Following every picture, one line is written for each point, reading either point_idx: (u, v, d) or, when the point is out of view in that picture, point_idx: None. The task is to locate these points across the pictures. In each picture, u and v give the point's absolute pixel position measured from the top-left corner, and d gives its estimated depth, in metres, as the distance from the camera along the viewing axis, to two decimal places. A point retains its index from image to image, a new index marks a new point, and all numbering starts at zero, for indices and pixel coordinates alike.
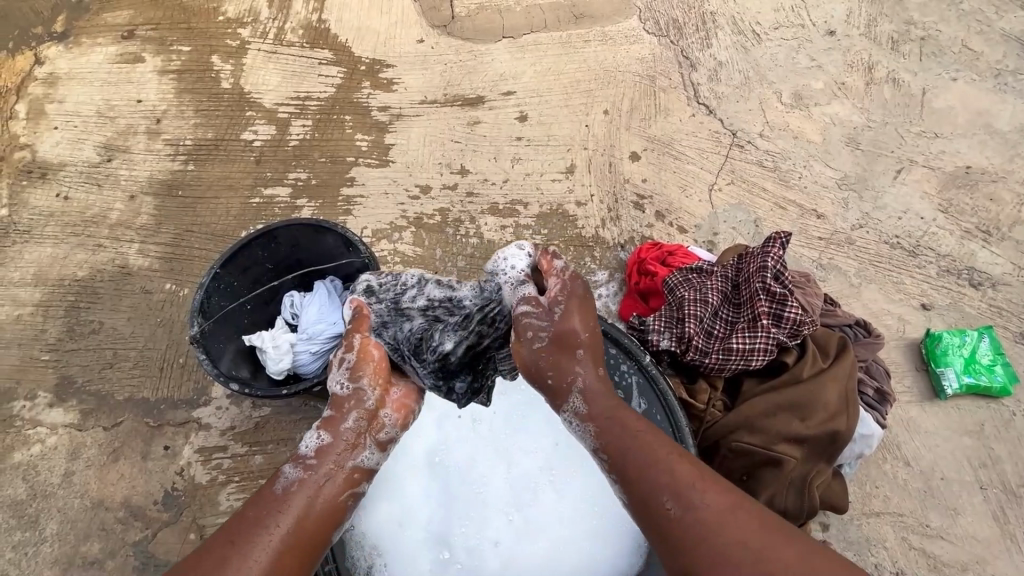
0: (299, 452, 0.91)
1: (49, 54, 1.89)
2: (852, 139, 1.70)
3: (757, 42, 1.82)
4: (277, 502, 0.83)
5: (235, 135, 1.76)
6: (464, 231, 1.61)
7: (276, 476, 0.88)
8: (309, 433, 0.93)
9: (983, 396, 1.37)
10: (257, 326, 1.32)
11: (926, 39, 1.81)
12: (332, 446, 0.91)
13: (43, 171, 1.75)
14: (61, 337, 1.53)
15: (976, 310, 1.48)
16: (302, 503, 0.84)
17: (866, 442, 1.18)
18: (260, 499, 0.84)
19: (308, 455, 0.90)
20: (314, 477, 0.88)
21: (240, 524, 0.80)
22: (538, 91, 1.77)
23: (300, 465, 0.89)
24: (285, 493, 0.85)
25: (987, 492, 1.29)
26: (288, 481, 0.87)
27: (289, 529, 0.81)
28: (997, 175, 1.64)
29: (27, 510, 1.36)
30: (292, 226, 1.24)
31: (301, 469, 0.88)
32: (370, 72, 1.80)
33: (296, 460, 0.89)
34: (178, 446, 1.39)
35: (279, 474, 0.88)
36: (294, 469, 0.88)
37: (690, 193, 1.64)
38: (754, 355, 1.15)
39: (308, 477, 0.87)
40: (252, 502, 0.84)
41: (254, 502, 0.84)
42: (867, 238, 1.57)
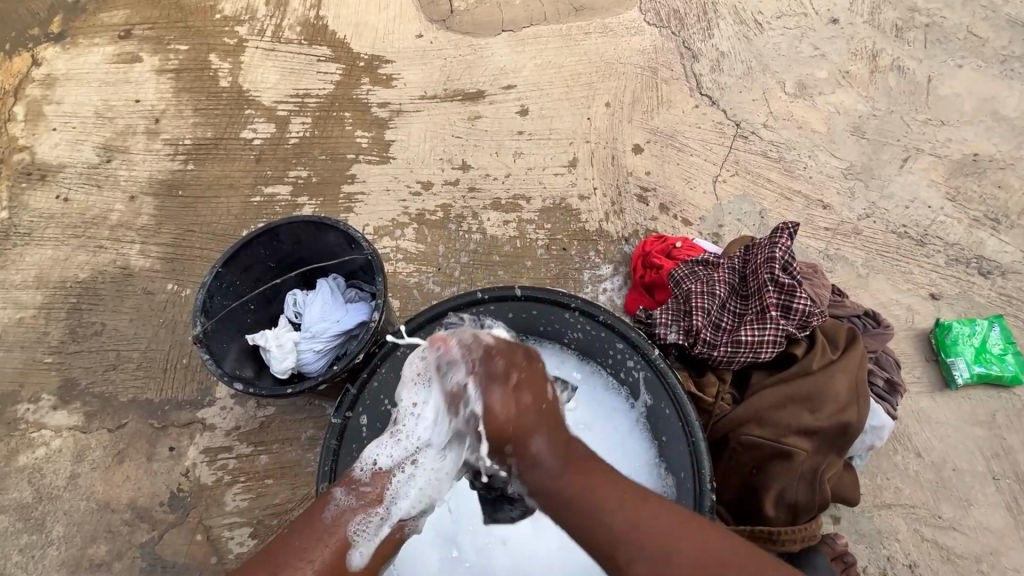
0: (354, 474, 0.90)
1: (46, 55, 1.88)
2: (857, 128, 1.68)
3: (760, 32, 1.80)
4: (324, 529, 0.83)
5: (234, 134, 1.74)
6: (467, 226, 1.59)
7: (326, 500, 0.87)
8: (368, 455, 0.91)
9: (994, 386, 1.35)
10: (260, 325, 1.31)
11: (930, 26, 1.79)
12: (384, 474, 0.89)
13: (42, 173, 1.74)
14: (64, 339, 1.53)
15: (986, 299, 1.46)
16: (347, 537, 0.83)
17: (877, 433, 1.16)
18: (307, 523, 0.84)
19: (362, 482, 0.88)
20: (362, 508, 0.86)
21: (284, 549, 0.80)
22: (539, 85, 1.75)
23: (353, 491, 0.88)
24: (332, 522, 0.84)
25: (1000, 483, 1.27)
26: (337, 508, 0.86)
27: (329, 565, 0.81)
28: (1005, 162, 1.62)
29: (33, 513, 1.35)
30: (294, 224, 1.23)
31: (353, 497, 0.87)
32: (369, 68, 1.79)
33: (348, 486, 0.88)
34: (183, 447, 1.39)
35: (329, 497, 0.87)
36: (345, 494, 0.87)
37: (695, 185, 1.62)
38: (763, 348, 1.14)
39: (358, 506, 0.86)
40: (296, 529, 0.84)
41: (297, 528, 0.84)
42: (874, 227, 1.55)
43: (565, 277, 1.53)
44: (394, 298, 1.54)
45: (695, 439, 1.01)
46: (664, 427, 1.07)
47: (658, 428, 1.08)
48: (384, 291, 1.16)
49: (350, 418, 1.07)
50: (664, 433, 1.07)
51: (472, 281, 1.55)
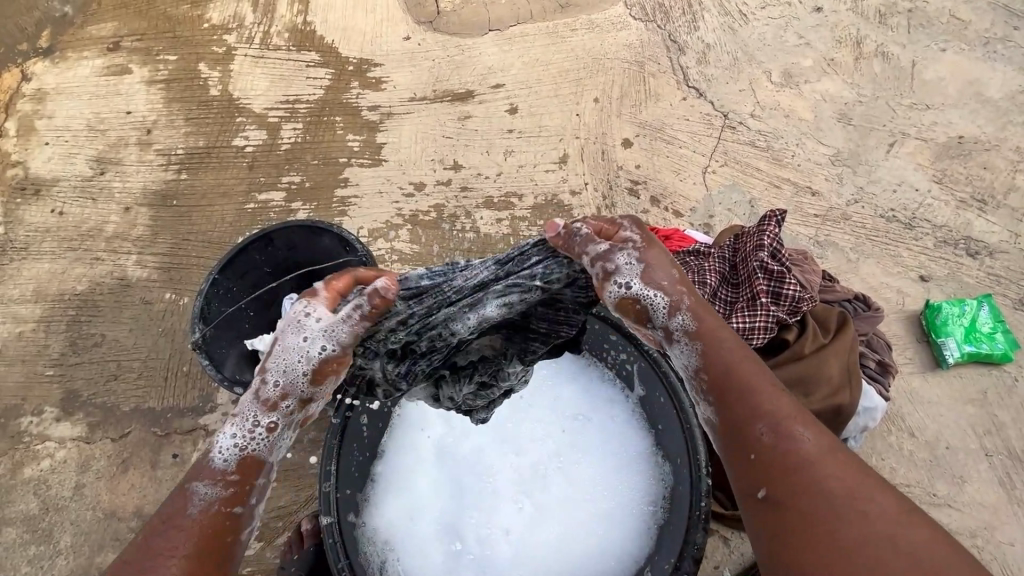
0: (212, 461, 0.73)
1: (36, 70, 1.89)
2: (843, 115, 1.70)
3: (745, 22, 1.82)
4: (190, 527, 0.70)
5: (226, 142, 1.75)
6: (460, 226, 1.61)
7: (185, 495, 0.71)
8: (226, 437, 0.74)
9: (984, 363, 1.37)
10: (258, 330, 1.33)
11: (913, 11, 1.81)
12: (254, 456, 0.74)
13: (37, 188, 1.75)
14: (64, 351, 1.54)
15: (974, 279, 1.48)
16: (223, 526, 0.72)
17: (870, 415, 1.18)
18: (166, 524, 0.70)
19: (227, 472, 0.73)
20: (230, 496, 0.73)
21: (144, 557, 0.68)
22: (528, 82, 1.76)
23: (220, 482, 0.72)
24: (202, 516, 0.71)
25: (992, 459, 1.29)
26: (204, 501, 0.71)
27: (203, 554, 0.70)
28: (990, 143, 1.64)
29: (41, 524, 1.37)
30: (289, 228, 1.25)
31: (219, 486, 0.72)
32: (358, 72, 1.80)
33: (213, 477, 0.72)
34: (187, 454, 1.40)
35: (189, 491, 0.72)
36: (210, 486, 0.72)
37: (684, 176, 1.64)
38: (754, 335, 1.16)
39: (226, 493, 0.73)
40: (155, 533, 0.70)
41: (158, 530, 0.70)
42: (863, 212, 1.57)
43: None
44: None
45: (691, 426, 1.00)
46: (659, 414, 1.08)
47: (653, 415, 1.09)
48: None
49: (350, 417, 1.03)
50: (659, 420, 1.08)
51: None
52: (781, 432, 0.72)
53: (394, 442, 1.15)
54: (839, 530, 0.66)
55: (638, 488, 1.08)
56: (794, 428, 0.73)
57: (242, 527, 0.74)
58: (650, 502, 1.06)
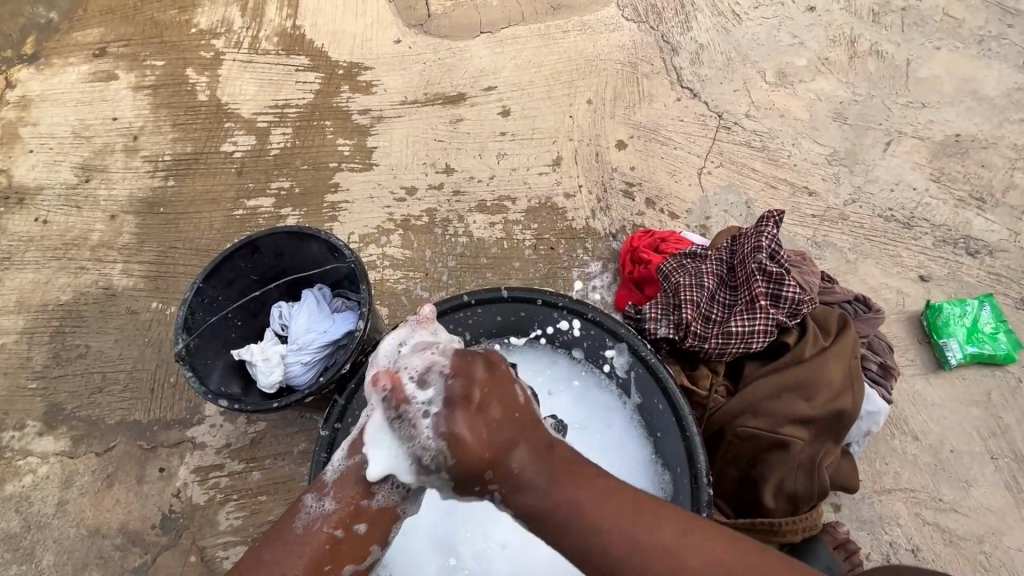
0: (324, 478, 0.87)
1: (20, 77, 1.86)
2: (839, 115, 1.68)
3: (738, 22, 1.80)
4: (299, 540, 0.80)
5: (214, 148, 1.72)
6: (453, 230, 1.58)
7: (298, 506, 0.83)
8: (338, 455, 0.89)
9: (987, 364, 1.35)
10: (246, 339, 1.29)
11: (907, 10, 1.80)
12: (359, 471, 0.85)
13: (20, 196, 1.71)
14: (48, 363, 1.50)
15: (975, 279, 1.46)
16: (327, 544, 0.81)
17: (874, 418, 1.15)
18: (280, 531, 0.81)
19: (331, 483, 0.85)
20: (338, 510, 0.82)
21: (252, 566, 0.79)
22: (520, 84, 1.74)
23: (325, 497, 0.84)
24: (306, 533, 0.81)
25: (998, 462, 1.27)
26: (310, 516, 0.82)
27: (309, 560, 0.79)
28: (987, 141, 1.63)
29: (22, 542, 1.33)
30: (275, 235, 1.21)
31: (327, 502, 0.83)
32: (348, 75, 1.77)
33: (319, 492, 0.84)
34: (174, 467, 1.36)
35: (301, 503, 0.83)
36: (317, 500, 0.84)
37: (680, 177, 1.61)
38: (754, 338, 1.13)
39: (334, 505, 0.83)
40: (269, 540, 0.81)
41: (274, 536, 0.82)
42: (861, 212, 1.55)
43: (554, 276, 1.52)
44: (381, 306, 1.52)
45: (691, 434, 1.01)
46: (659, 423, 1.06)
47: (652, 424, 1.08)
48: (370, 299, 1.15)
49: (339, 429, 1.06)
50: (659, 428, 1.06)
51: (461, 285, 1.53)
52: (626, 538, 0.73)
53: None
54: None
55: None
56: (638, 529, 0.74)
57: (343, 558, 0.82)
58: None
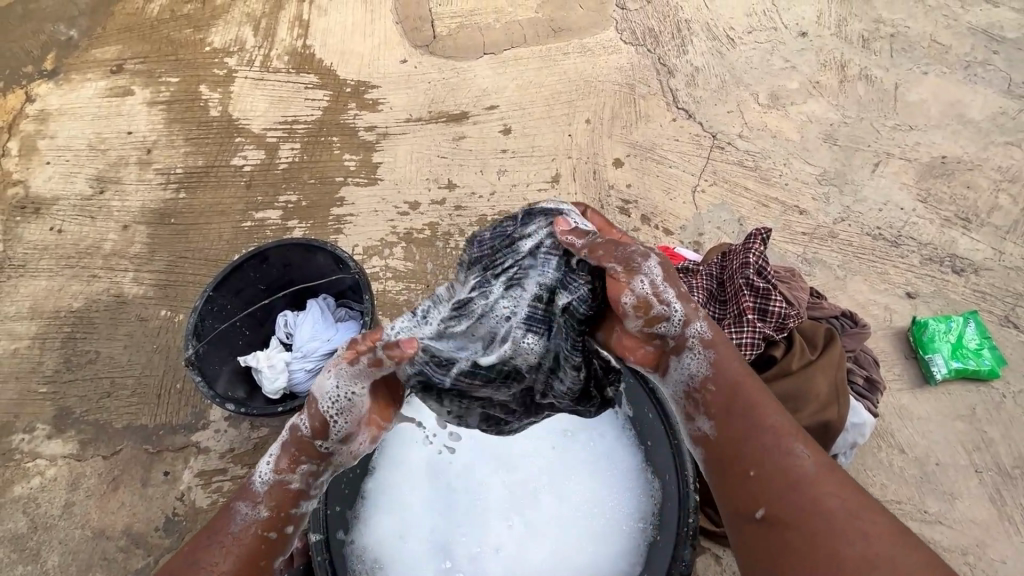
0: (252, 485, 0.78)
1: (40, 92, 1.93)
2: (829, 136, 1.74)
3: (732, 46, 1.87)
4: (231, 544, 0.74)
5: (225, 161, 1.79)
6: (454, 243, 1.63)
7: (230, 511, 0.76)
8: (265, 464, 0.79)
9: (971, 380, 1.39)
10: (252, 347, 1.33)
11: (895, 36, 1.87)
12: (286, 490, 0.77)
13: (36, 206, 1.77)
14: (58, 368, 1.54)
15: (961, 296, 1.50)
16: (258, 550, 0.76)
17: (859, 430, 1.18)
18: (208, 539, 0.75)
19: (260, 493, 0.77)
20: (270, 520, 0.76)
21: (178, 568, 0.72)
22: (521, 104, 1.81)
23: (258, 506, 0.76)
24: (242, 535, 0.75)
25: (982, 475, 1.30)
26: (243, 523, 0.76)
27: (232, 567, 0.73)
28: (973, 163, 1.68)
29: (28, 543, 1.36)
30: (284, 246, 1.27)
31: (259, 509, 0.76)
32: (356, 94, 1.84)
33: (251, 499, 0.76)
34: (178, 471, 1.40)
35: (232, 509, 0.76)
36: (252, 507, 0.76)
37: (674, 195, 1.66)
38: (742, 351, 1.17)
39: (266, 516, 0.76)
40: (196, 545, 0.74)
41: (202, 539, 0.75)
42: (850, 230, 1.59)
43: None
44: (384, 316, 1.56)
45: (679, 441, 1.02)
46: (648, 432, 1.09)
47: (643, 433, 1.10)
48: (373, 309, 1.19)
49: None
50: (650, 437, 1.09)
51: None
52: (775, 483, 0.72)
53: (384, 460, 1.14)
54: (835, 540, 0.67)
55: (629, 508, 1.09)
56: (794, 447, 0.73)
57: (276, 553, 0.78)
58: (639, 519, 1.07)
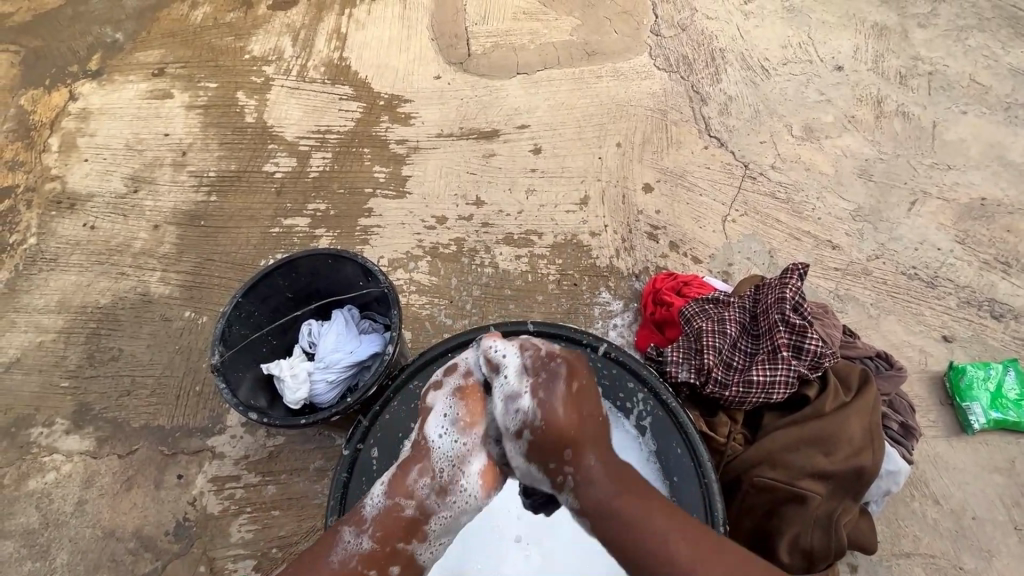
0: (362, 513, 0.91)
1: (83, 91, 1.98)
2: (864, 171, 1.71)
3: (767, 77, 1.86)
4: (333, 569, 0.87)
5: (257, 167, 1.81)
6: (480, 260, 1.63)
7: (334, 540, 0.89)
8: (378, 491, 0.93)
9: (1011, 432, 1.33)
10: (275, 354, 1.33)
11: (933, 74, 1.84)
12: (395, 515, 0.90)
13: (72, 202, 1.80)
14: (81, 364, 1.55)
15: (999, 343, 1.46)
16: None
17: (894, 478, 1.13)
18: (316, 563, 0.88)
19: (367, 521, 0.90)
20: (372, 550, 0.89)
21: None
22: (552, 125, 1.81)
23: (363, 533, 0.89)
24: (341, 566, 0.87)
25: (1022, 533, 1.24)
26: (346, 552, 0.88)
27: None
28: (1014, 207, 1.64)
29: (39, 539, 1.35)
30: (314, 256, 1.26)
31: (363, 539, 0.89)
32: (389, 107, 1.86)
33: (357, 527, 0.90)
34: (192, 475, 1.39)
35: (338, 537, 0.89)
36: (355, 536, 0.89)
37: (704, 224, 1.64)
38: (775, 389, 1.14)
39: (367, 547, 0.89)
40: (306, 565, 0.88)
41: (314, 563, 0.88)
42: (884, 268, 1.56)
43: (575, 312, 1.55)
44: (406, 330, 1.55)
45: (708, 481, 1.02)
46: (674, 467, 1.05)
47: (668, 469, 1.05)
48: (399, 324, 1.18)
49: (361, 450, 1.09)
50: (676, 474, 1.04)
51: (484, 315, 1.56)
52: (672, 544, 0.82)
53: None
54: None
55: None
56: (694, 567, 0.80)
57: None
58: None
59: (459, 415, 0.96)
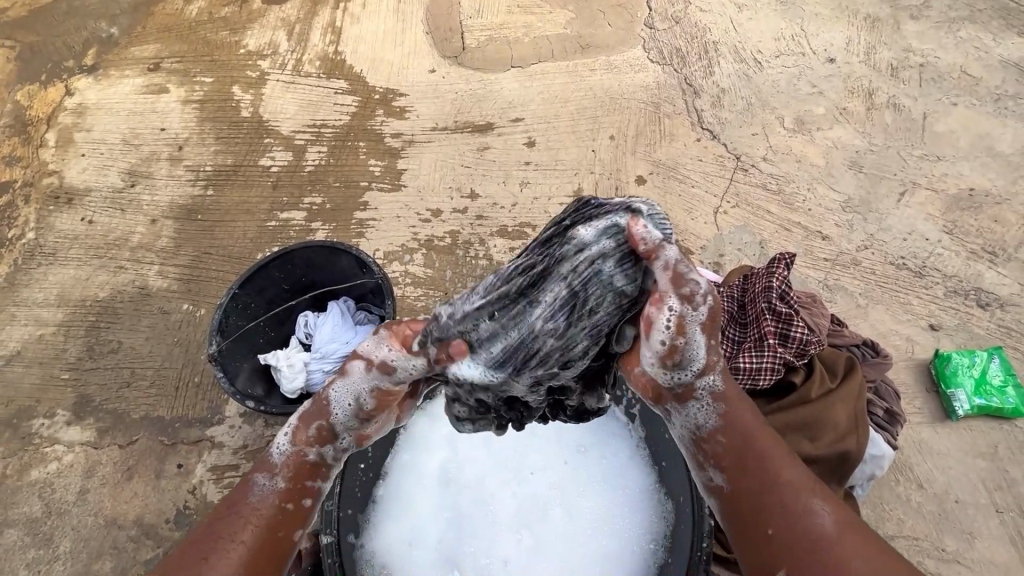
0: (272, 456, 0.81)
1: (79, 86, 1.99)
2: (854, 163, 1.73)
3: (759, 69, 1.88)
4: (249, 514, 0.75)
5: (253, 161, 1.82)
6: (474, 252, 1.64)
7: (249, 483, 0.78)
8: (286, 435, 0.82)
9: (995, 417, 1.36)
10: (272, 345, 1.35)
11: (925, 66, 1.86)
12: (303, 457, 0.80)
13: (69, 197, 1.82)
14: (81, 356, 1.57)
15: (985, 331, 1.48)
16: (276, 518, 0.76)
17: (878, 463, 1.16)
18: (231, 507, 0.76)
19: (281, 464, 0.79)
20: (286, 492, 0.78)
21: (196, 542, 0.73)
22: (546, 118, 1.82)
23: (278, 475, 0.79)
24: (259, 506, 0.76)
25: (1004, 516, 1.27)
26: (263, 493, 0.77)
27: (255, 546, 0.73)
28: (1001, 198, 1.66)
29: (42, 527, 1.38)
30: (309, 248, 1.28)
31: (279, 480, 0.79)
32: (384, 100, 1.88)
33: (271, 471, 0.79)
34: (192, 464, 1.41)
35: (253, 480, 0.78)
36: (270, 479, 0.79)
37: (696, 216, 1.66)
38: (761, 375, 1.16)
39: (282, 488, 0.78)
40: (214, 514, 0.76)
41: (224, 512, 0.76)
42: (873, 258, 1.58)
43: None
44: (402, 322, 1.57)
45: None
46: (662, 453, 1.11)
47: (657, 454, 1.12)
48: (393, 314, 1.20)
49: None
50: (663, 458, 1.10)
51: None
52: (795, 475, 0.75)
53: (397, 466, 1.17)
54: (846, 558, 0.67)
55: (638, 523, 1.10)
56: (812, 504, 0.72)
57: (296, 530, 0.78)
58: (651, 540, 1.08)
59: (366, 401, 0.79)
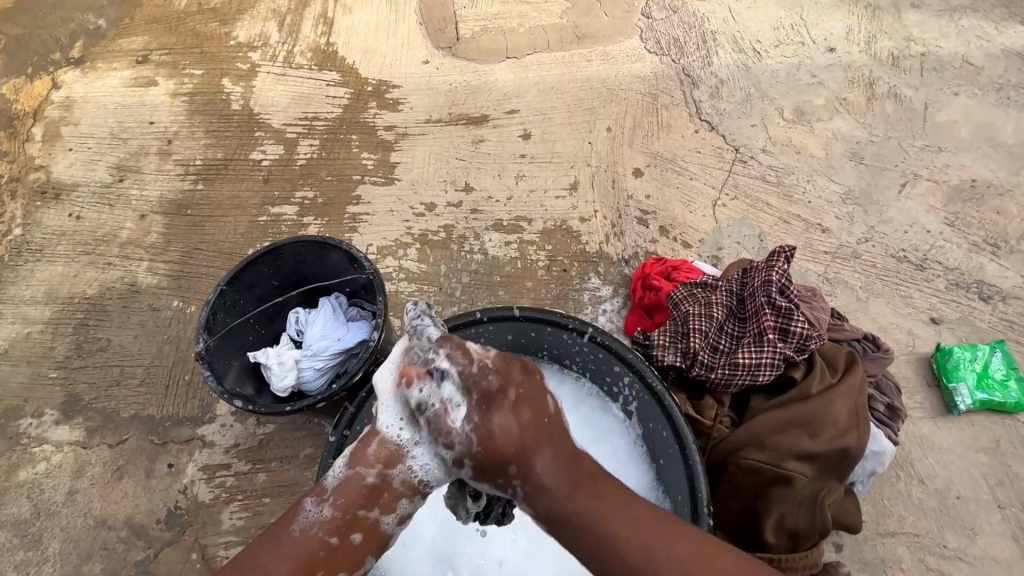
0: (324, 484, 0.89)
1: (66, 79, 1.95)
2: (854, 154, 1.70)
3: (759, 59, 1.84)
4: (296, 539, 0.85)
5: (244, 155, 1.79)
6: (469, 246, 1.62)
7: (297, 511, 0.87)
8: (340, 463, 0.91)
9: (996, 412, 1.34)
10: (263, 342, 1.33)
11: (926, 55, 1.83)
12: (354, 484, 0.88)
13: (56, 192, 1.78)
14: (69, 355, 1.55)
15: (987, 324, 1.46)
16: (321, 547, 0.85)
17: (878, 459, 1.15)
18: (279, 531, 0.86)
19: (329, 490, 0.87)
20: (330, 520, 0.86)
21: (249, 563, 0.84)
22: (542, 110, 1.79)
23: (324, 502, 0.87)
24: (303, 535, 0.85)
25: (1005, 511, 1.25)
26: (308, 521, 0.86)
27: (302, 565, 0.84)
28: (1004, 189, 1.64)
29: (31, 528, 1.35)
30: (299, 243, 1.26)
31: (324, 508, 0.86)
32: (376, 92, 1.84)
33: (319, 497, 0.87)
34: (183, 464, 1.39)
35: (300, 507, 0.87)
36: (316, 505, 0.87)
37: (694, 209, 1.64)
38: (760, 371, 1.14)
39: (326, 516, 0.86)
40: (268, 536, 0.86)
41: (277, 533, 0.86)
42: (873, 251, 1.56)
43: (565, 298, 1.54)
44: (395, 318, 1.55)
45: (691, 463, 1.01)
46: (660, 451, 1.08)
47: (655, 451, 1.09)
48: (385, 311, 1.18)
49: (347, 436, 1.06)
50: (661, 456, 1.08)
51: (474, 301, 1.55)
52: None
53: None
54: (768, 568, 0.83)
55: None
56: None
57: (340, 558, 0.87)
58: None
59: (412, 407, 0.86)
